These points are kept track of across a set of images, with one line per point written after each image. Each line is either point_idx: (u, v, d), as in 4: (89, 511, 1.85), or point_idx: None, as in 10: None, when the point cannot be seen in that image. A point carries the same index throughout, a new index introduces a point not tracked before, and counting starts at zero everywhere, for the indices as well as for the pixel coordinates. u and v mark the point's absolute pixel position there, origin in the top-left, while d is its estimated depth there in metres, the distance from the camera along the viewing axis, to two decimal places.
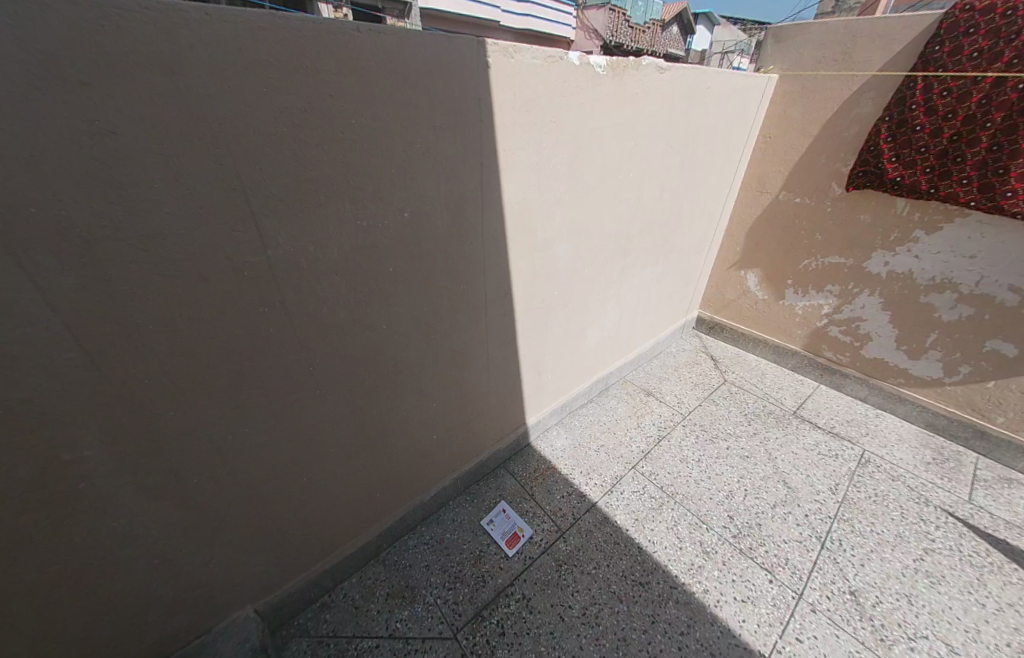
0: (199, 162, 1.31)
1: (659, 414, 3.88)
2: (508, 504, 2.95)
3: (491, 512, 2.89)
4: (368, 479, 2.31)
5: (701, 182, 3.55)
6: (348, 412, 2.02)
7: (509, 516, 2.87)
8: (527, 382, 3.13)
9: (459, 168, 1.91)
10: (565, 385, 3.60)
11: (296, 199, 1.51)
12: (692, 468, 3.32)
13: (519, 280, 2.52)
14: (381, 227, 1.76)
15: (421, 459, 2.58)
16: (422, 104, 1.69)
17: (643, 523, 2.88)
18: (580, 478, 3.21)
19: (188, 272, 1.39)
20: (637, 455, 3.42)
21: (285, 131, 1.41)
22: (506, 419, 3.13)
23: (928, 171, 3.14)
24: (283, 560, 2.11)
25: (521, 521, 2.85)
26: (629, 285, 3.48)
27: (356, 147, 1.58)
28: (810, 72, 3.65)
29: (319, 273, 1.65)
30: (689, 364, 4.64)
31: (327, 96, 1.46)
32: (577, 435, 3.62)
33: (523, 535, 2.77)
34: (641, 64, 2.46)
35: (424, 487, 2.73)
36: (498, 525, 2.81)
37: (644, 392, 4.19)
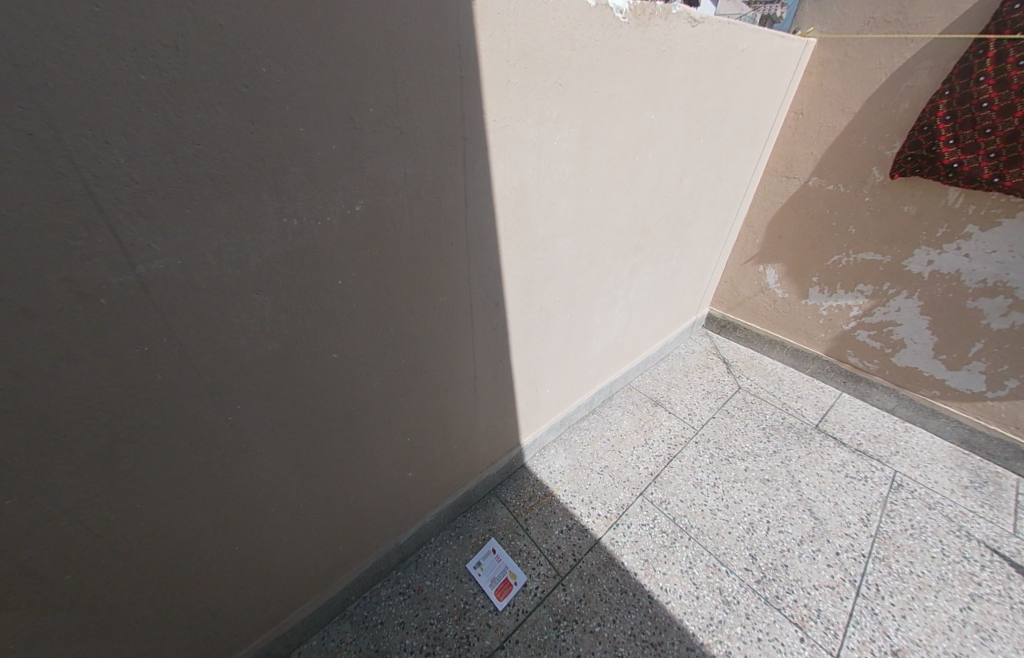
0: (1, 135, 0.85)
1: (669, 429, 3.49)
2: (499, 543, 2.62)
3: (479, 553, 2.55)
4: (324, 533, 1.89)
5: (726, 166, 3.06)
6: (289, 463, 1.57)
7: (499, 559, 2.53)
8: (522, 400, 2.71)
9: (429, 148, 1.43)
10: (565, 399, 3.19)
11: (182, 196, 1.05)
12: (707, 496, 2.96)
13: (513, 290, 2.07)
14: (319, 230, 1.29)
15: (392, 500, 2.16)
16: (370, 56, 1.20)
17: (654, 566, 2.54)
18: (581, 509, 2.84)
19: (11, 302, 0.94)
20: (644, 479, 3.05)
21: (142, 80, 0.94)
22: (496, 442, 2.72)
23: (993, 157, 2.65)
24: (218, 638, 1.73)
25: (513, 565, 2.51)
26: (640, 287, 3.02)
27: (270, 115, 1.10)
28: (854, 36, 3.11)
29: (232, 297, 1.21)
30: (700, 368, 4.23)
31: (216, 41, 0.99)
32: (577, 454, 3.24)
33: (515, 582, 2.43)
34: (670, 14, 1.95)
35: (398, 527, 2.32)
36: (487, 570, 2.47)
37: (652, 401, 3.78)
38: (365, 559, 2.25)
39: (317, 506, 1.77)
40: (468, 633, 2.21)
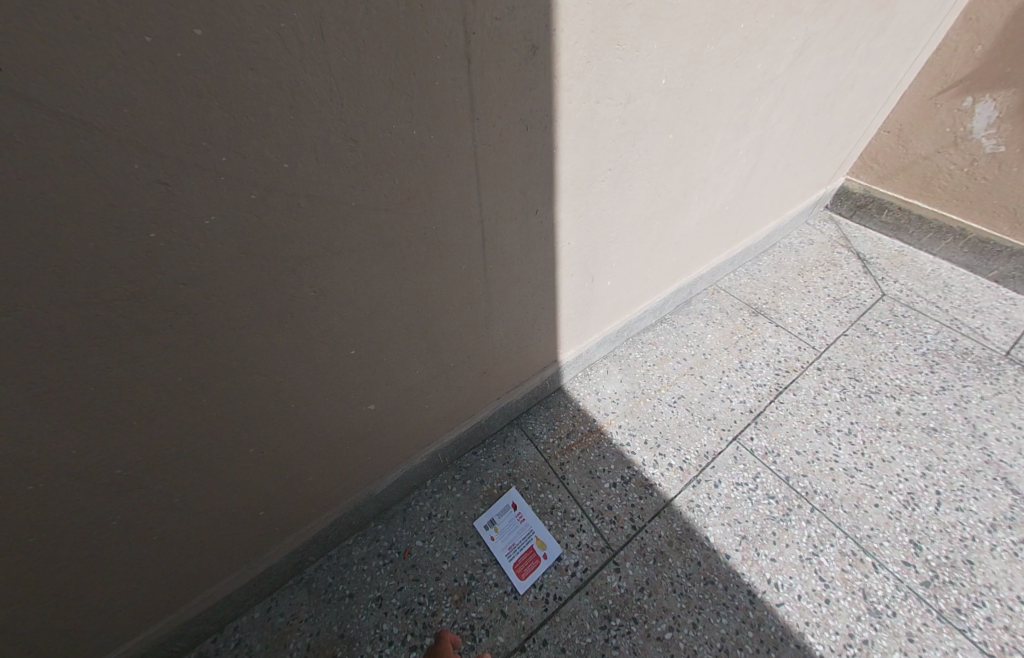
0: None
1: (778, 349, 2.38)
2: (521, 496, 1.82)
3: (494, 509, 1.77)
4: (213, 470, 1.13)
5: None
6: (40, 338, 0.76)
7: (523, 520, 1.75)
8: (570, 286, 1.70)
9: None
10: (631, 296, 2.14)
11: None
12: (839, 448, 1.96)
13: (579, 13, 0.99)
14: None
15: (343, 422, 1.34)
16: None
17: (758, 548, 1.67)
18: (645, 456, 1.95)
19: None
20: (740, 418, 2.07)
21: None
22: (527, 349, 1.79)
23: None
24: (59, 628, 1.10)
25: (542, 530, 1.72)
26: (792, 99, 1.76)
27: None
28: None
29: None
30: (824, 265, 2.94)
31: None
32: (640, 380, 2.26)
33: (544, 556, 1.66)
34: None
35: (367, 466, 1.54)
36: (503, 534, 1.71)
37: (750, 309, 2.62)
38: (323, 510, 1.52)
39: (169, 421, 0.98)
40: (474, 626, 1.49)
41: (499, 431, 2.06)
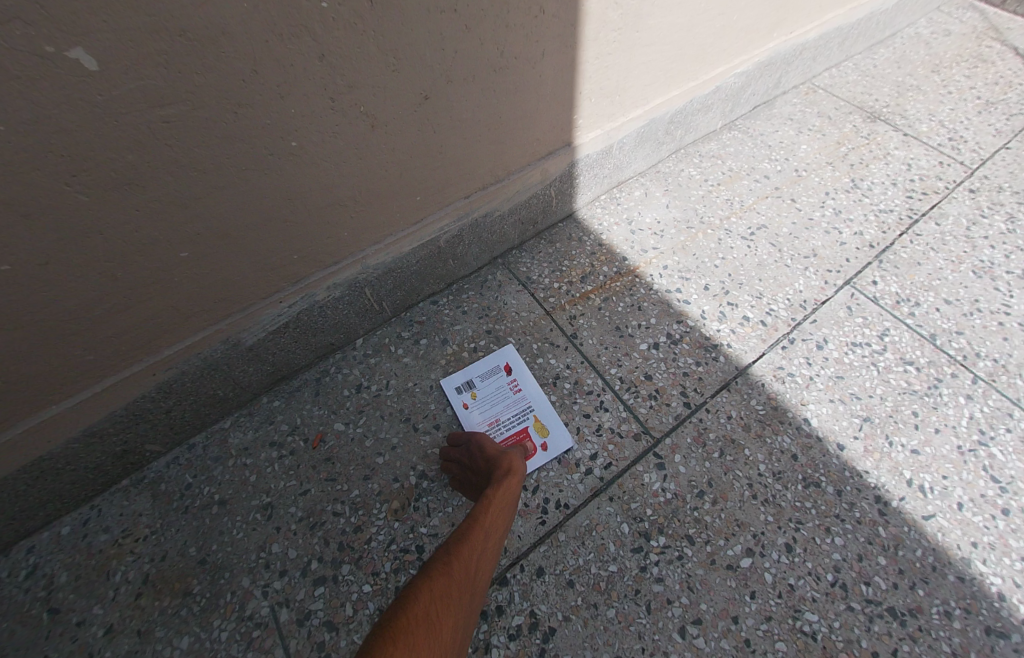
0: None
1: (909, 164, 1.56)
2: (520, 358, 1.16)
3: (477, 368, 1.13)
4: None
5: None
6: None
7: (517, 391, 1.10)
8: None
9: None
10: (703, 26, 1.27)
11: None
12: (1013, 294, 1.24)
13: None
14: None
15: (17, 87, 0.49)
16: None
17: (890, 435, 1.02)
18: (704, 307, 1.25)
19: None
20: (855, 255, 1.32)
21: None
22: (525, 72, 0.98)
23: None
24: None
25: (543, 410, 1.07)
26: None
27: None
28: None
29: None
30: (969, 61, 1.98)
31: None
32: (697, 204, 1.48)
33: (540, 447, 1.02)
34: None
35: (209, 262, 0.80)
36: (484, 405, 1.08)
37: (863, 114, 1.74)
38: (134, 348, 0.81)
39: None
40: (424, 549, 0.88)
41: (477, 272, 1.34)
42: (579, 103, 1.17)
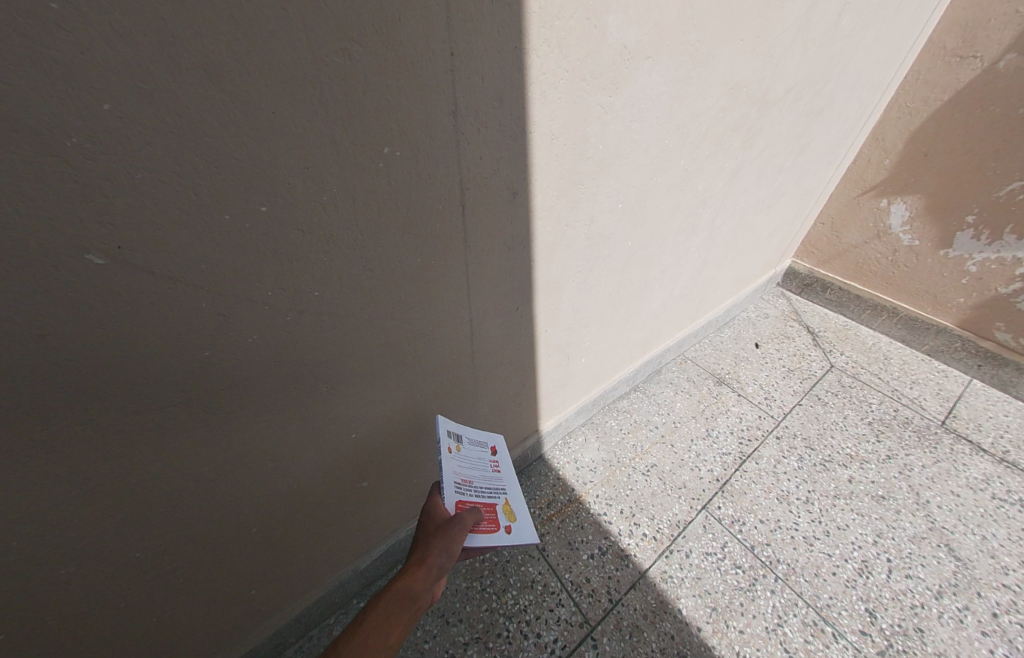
0: None
1: (740, 418, 2.58)
2: (503, 450, 1.56)
3: (471, 439, 1.50)
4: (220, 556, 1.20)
5: (894, 18, 1.87)
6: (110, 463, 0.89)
7: (494, 471, 1.44)
8: (551, 363, 1.87)
9: None
10: (607, 369, 2.34)
11: None
12: (799, 516, 2.10)
13: (549, 166, 1.24)
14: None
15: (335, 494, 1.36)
16: None
17: (727, 620, 1.74)
18: (620, 526, 2.05)
19: None
20: (708, 487, 2.21)
21: None
22: (515, 417, 1.94)
23: None
24: None
25: (509, 498, 1.37)
26: (731, 209, 2.05)
27: None
28: None
29: None
30: (778, 338, 3.25)
31: None
32: (615, 447, 2.41)
33: (505, 529, 1.25)
34: None
35: (358, 533, 1.59)
36: (467, 461, 1.39)
37: (714, 379, 2.86)
38: (308, 583, 1.54)
39: (202, 488, 1.06)
40: None
41: None
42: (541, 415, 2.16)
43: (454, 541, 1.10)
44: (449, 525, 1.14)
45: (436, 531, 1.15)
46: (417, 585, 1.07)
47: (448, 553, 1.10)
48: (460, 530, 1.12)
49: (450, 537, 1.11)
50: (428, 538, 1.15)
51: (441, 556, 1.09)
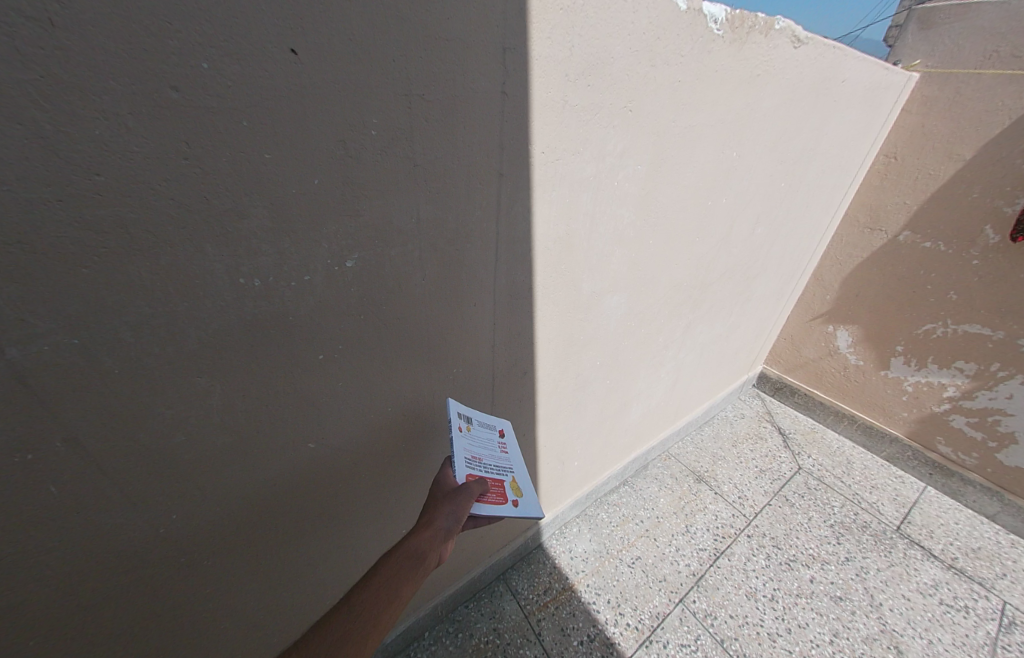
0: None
1: (716, 516, 2.94)
2: (512, 433, 1.45)
3: (481, 420, 1.41)
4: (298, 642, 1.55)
5: (799, 217, 2.58)
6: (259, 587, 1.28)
7: (503, 452, 1.35)
8: (550, 469, 2.34)
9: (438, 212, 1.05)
10: (597, 468, 2.80)
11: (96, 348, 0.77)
12: (765, 614, 2.39)
13: (558, 355, 1.71)
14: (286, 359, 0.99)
15: None
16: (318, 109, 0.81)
17: None
18: (607, 615, 2.35)
19: None
20: (685, 581, 2.53)
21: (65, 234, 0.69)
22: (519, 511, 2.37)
23: None
24: None
25: (517, 476, 1.30)
26: (690, 344, 2.66)
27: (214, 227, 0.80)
28: (968, 71, 2.48)
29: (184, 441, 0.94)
30: (752, 438, 3.68)
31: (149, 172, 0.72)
32: (605, 538, 2.76)
33: (512, 503, 1.20)
34: (779, 24, 1.38)
35: None
36: (477, 441, 1.30)
37: (693, 476, 3.25)
38: None
39: (305, 598, 1.44)
40: None
41: (487, 585, 2.48)
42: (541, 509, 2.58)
43: (460, 509, 1.08)
44: (455, 496, 1.12)
45: (445, 499, 1.13)
46: (423, 545, 1.04)
47: (455, 519, 1.07)
48: (466, 498, 1.10)
49: (457, 507, 1.09)
50: (436, 505, 1.12)
51: (447, 520, 1.07)
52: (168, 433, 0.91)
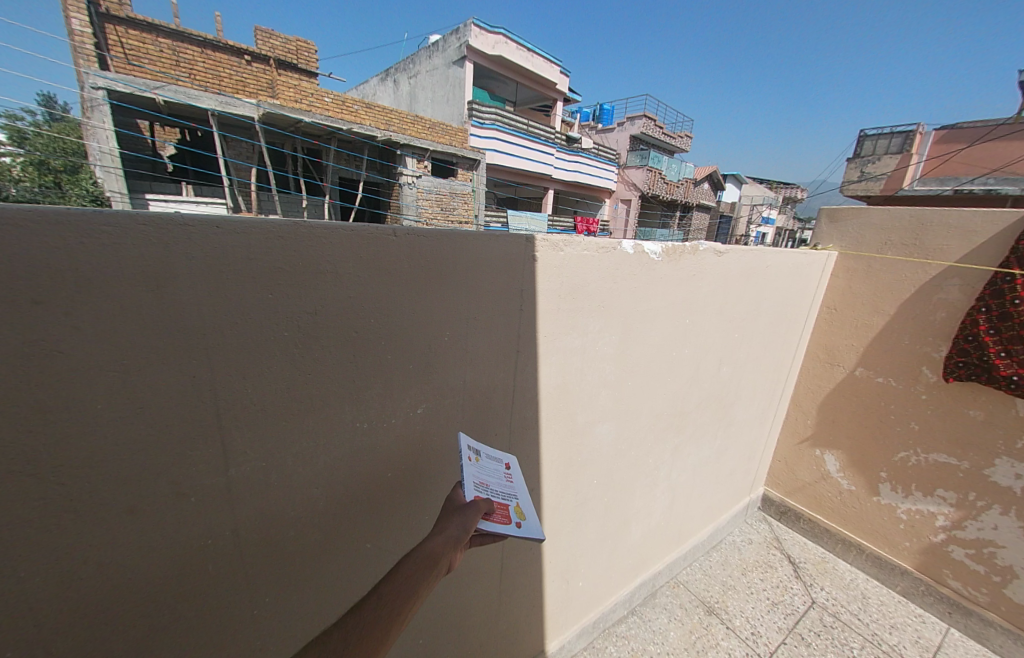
0: (209, 479, 1.06)
1: (729, 654, 2.89)
2: (518, 468, 1.47)
3: (488, 453, 1.45)
4: None
5: (760, 356, 3.14)
6: None
7: (509, 481, 1.37)
8: (556, 588, 2.49)
9: (480, 375, 1.58)
10: (603, 593, 2.88)
11: (273, 480, 1.17)
12: None
13: (560, 475, 2.10)
14: (376, 482, 1.39)
15: None
16: (424, 324, 1.36)
17: None
18: None
19: (127, 586, 1.01)
20: None
21: (285, 405, 1.14)
22: (525, 634, 2.44)
23: (1004, 358, 2.67)
24: None
25: (522, 503, 1.29)
26: (681, 466, 2.99)
27: (361, 396, 1.28)
28: (875, 252, 3.26)
29: (297, 551, 1.27)
30: (761, 567, 3.66)
31: (336, 365, 1.20)
32: None
33: (516, 523, 1.17)
34: (697, 248, 2.19)
35: None
36: (485, 471, 1.34)
37: (704, 608, 3.23)
38: None
39: None
40: None
41: None
42: (547, 636, 2.62)
43: (469, 519, 1.08)
44: (464, 508, 1.12)
45: (453, 512, 1.13)
46: (435, 550, 1.01)
47: (465, 528, 1.07)
48: (475, 511, 1.11)
49: (466, 517, 1.10)
50: (444, 516, 1.11)
51: (458, 528, 1.06)
52: (293, 543, 1.26)
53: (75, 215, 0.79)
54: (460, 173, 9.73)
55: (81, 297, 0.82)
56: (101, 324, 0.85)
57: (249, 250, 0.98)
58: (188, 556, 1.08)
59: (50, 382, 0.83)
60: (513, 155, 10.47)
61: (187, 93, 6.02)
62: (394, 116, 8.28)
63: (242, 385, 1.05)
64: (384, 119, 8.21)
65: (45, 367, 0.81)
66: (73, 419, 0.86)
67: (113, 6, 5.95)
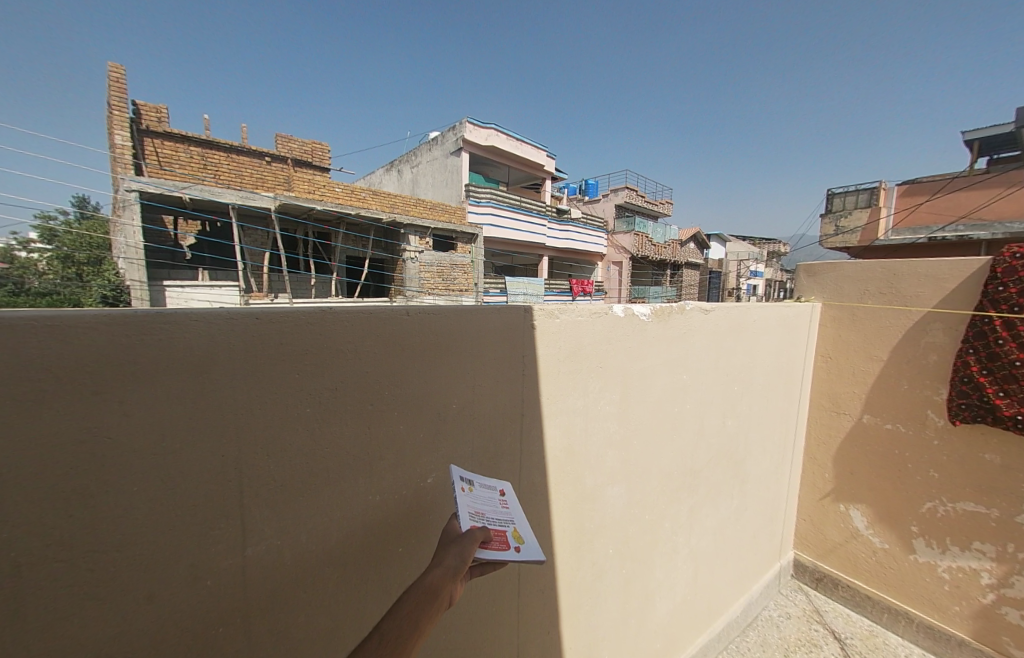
0: (228, 556, 1.09)
1: None
2: (514, 492, 1.47)
3: (482, 482, 1.45)
4: None
5: (763, 407, 3.15)
6: None
7: (504, 506, 1.36)
8: None
9: (488, 439, 1.63)
10: None
11: (286, 553, 1.18)
12: None
13: (573, 543, 2.04)
14: (385, 552, 1.39)
15: None
16: (433, 390, 1.44)
17: None
18: None
19: None
20: None
21: (300, 475, 1.18)
22: None
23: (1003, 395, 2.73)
24: None
25: (519, 527, 1.28)
26: (699, 529, 2.87)
27: (374, 464, 1.33)
28: (857, 301, 3.41)
29: (305, 633, 1.24)
30: (805, 646, 3.34)
31: (351, 435, 1.27)
32: None
33: (515, 548, 1.16)
34: (686, 307, 2.33)
35: None
36: (479, 500, 1.34)
37: None
38: None
39: None
40: None
41: None
42: None
43: (467, 548, 1.08)
44: (461, 539, 1.12)
45: (451, 543, 1.13)
46: (435, 582, 1.01)
47: (463, 558, 1.07)
48: (472, 539, 1.11)
49: (463, 546, 1.10)
50: (441, 548, 1.11)
51: (456, 558, 1.06)
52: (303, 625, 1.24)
53: (139, 317, 0.92)
54: (460, 247, 10.34)
55: (133, 387, 0.93)
56: (143, 411, 0.94)
57: (279, 335, 1.11)
58: (200, 643, 1.07)
59: (99, 466, 0.90)
60: (509, 228, 11.23)
61: (211, 190, 6.49)
62: (398, 200, 9.01)
63: (260, 457, 1.11)
64: (389, 203, 8.90)
65: (94, 453, 0.90)
66: (109, 503, 0.92)
67: (153, 122, 6.87)
